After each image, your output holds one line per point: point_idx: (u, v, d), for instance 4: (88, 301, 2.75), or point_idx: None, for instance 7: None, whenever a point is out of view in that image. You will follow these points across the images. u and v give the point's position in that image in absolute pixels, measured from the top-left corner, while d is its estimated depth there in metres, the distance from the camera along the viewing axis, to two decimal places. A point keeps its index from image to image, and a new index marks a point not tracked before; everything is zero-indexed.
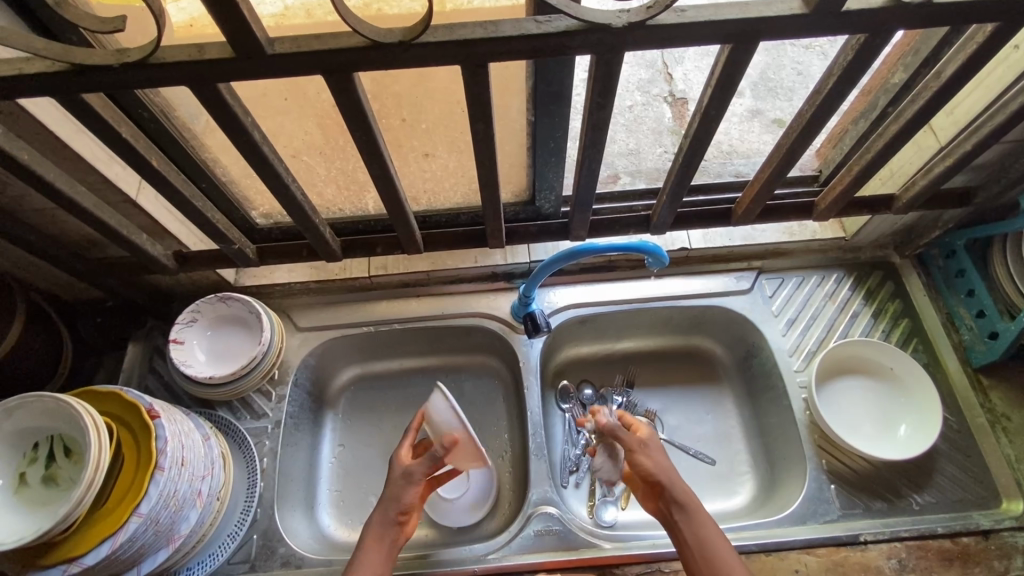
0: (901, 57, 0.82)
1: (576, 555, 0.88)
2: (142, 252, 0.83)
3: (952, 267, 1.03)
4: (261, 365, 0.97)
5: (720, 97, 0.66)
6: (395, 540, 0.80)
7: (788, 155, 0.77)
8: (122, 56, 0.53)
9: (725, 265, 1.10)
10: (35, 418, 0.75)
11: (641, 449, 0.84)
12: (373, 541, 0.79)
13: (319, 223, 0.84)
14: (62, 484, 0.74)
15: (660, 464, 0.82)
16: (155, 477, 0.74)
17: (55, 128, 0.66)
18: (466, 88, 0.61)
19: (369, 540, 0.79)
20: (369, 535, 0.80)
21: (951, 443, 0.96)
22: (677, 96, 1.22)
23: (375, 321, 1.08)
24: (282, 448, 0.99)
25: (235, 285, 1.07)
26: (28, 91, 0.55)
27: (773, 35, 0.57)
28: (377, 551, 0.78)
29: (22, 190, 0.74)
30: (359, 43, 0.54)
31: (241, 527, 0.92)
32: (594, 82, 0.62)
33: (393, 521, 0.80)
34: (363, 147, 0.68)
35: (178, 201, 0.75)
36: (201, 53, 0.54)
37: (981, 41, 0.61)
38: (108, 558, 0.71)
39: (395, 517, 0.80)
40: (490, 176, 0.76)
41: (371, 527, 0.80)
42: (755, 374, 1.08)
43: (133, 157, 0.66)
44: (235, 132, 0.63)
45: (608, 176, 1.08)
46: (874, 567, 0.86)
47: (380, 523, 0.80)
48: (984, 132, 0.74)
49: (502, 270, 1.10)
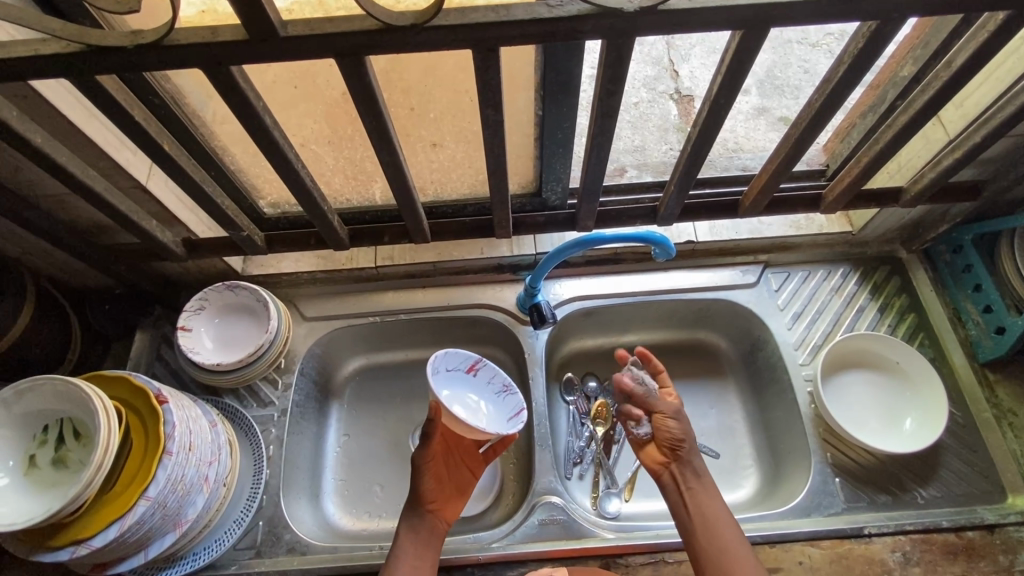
0: (910, 50, 0.82)
1: (581, 544, 0.88)
2: (151, 237, 0.83)
3: (959, 262, 1.02)
4: (268, 353, 0.98)
5: (729, 85, 0.66)
6: (428, 527, 0.83)
7: (796, 146, 0.77)
8: (137, 38, 0.54)
9: (731, 259, 1.10)
10: (45, 400, 0.76)
11: (676, 414, 0.86)
12: (406, 533, 0.82)
13: (327, 211, 0.84)
14: (72, 466, 0.75)
15: (687, 434, 0.85)
16: (163, 461, 0.75)
17: (67, 111, 0.67)
18: (477, 73, 0.61)
19: (403, 532, 0.83)
20: (402, 528, 0.83)
21: (957, 437, 0.96)
22: (684, 93, 1.22)
23: (381, 312, 1.08)
24: (288, 436, 0.99)
25: (242, 274, 1.08)
26: (43, 72, 0.56)
27: (784, 22, 0.58)
28: (409, 541, 0.81)
29: (34, 175, 0.75)
30: (373, 26, 0.54)
31: (247, 513, 0.92)
32: (604, 68, 0.62)
33: (419, 513, 0.84)
34: (372, 133, 0.69)
35: (188, 186, 0.76)
36: (215, 34, 0.54)
37: (992, 30, 0.61)
38: (117, 540, 0.72)
39: (420, 509, 0.84)
40: (498, 164, 0.76)
41: (404, 520, 0.84)
42: (760, 367, 1.08)
43: (145, 141, 0.67)
44: (247, 116, 0.64)
45: (615, 169, 1.09)
46: (879, 559, 0.86)
47: (410, 517, 0.84)
48: (992, 123, 0.74)
49: (508, 262, 1.09)
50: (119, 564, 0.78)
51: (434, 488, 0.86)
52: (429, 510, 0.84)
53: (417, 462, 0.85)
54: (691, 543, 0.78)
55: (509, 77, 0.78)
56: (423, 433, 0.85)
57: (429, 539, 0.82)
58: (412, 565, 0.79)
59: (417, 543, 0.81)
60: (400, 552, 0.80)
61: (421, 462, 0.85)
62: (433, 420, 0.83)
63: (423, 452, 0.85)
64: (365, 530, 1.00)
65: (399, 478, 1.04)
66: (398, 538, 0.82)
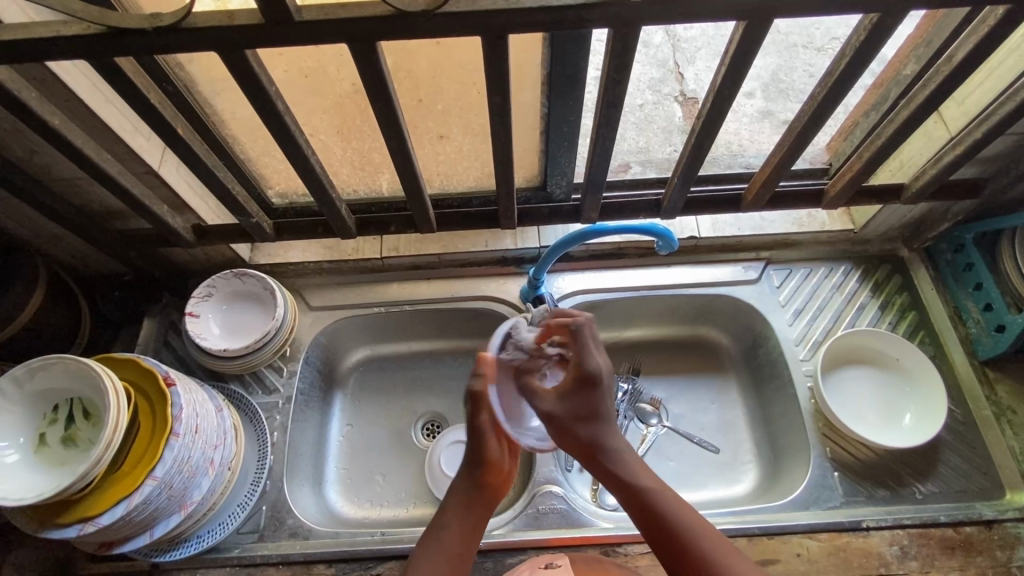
0: (913, 49, 0.83)
1: (580, 533, 0.90)
2: (163, 223, 0.85)
3: (960, 260, 1.03)
4: (274, 340, 0.99)
5: (731, 77, 0.68)
6: (481, 505, 0.75)
7: (798, 139, 0.78)
8: (156, 21, 0.55)
9: (734, 255, 1.11)
10: (56, 378, 0.77)
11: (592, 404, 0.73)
12: (456, 511, 0.74)
13: (336, 199, 0.86)
14: (81, 444, 0.77)
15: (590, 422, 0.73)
16: (170, 443, 0.76)
17: (83, 94, 0.68)
18: (486, 59, 0.63)
19: (451, 509, 0.75)
20: (454, 506, 0.75)
21: (956, 434, 0.97)
22: (688, 95, 1.23)
23: (386, 303, 1.09)
24: (292, 423, 1.00)
25: (250, 264, 1.10)
26: (64, 53, 0.57)
27: (786, 13, 0.59)
28: (455, 522, 0.73)
29: (49, 156, 0.76)
30: (384, 11, 0.56)
31: (252, 497, 0.93)
32: (610, 57, 0.64)
33: (479, 483, 0.76)
34: (382, 120, 0.70)
35: (200, 172, 0.77)
36: (232, 19, 0.56)
37: (992, 25, 0.63)
38: (124, 518, 0.73)
39: (480, 480, 0.77)
40: (504, 153, 0.77)
41: (456, 496, 0.76)
42: (761, 363, 1.09)
43: (160, 125, 0.68)
44: (259, 100, 0.65)
45: (619, 165, 1.10)
46: (876, 553, 0.86)
47: (466, 489, 0.76)
48: (992, 121, 0.75)
49: (512, 254, 1.11)
50: (124, 544, 0.79)
51: (493, 457, 0.77)
52: (488, 484, 0.77)
53: (475, 425, 0.76)
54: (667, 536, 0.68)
55: (516, 72, 0.80)
56: (473, 391, 0.74)
57: (479, 523, 0.74)
58: (457, 550, 0.71)
59: (467, 525, 0.73)
60: (444, 537, 0.71)
61: (483, 425, 0.76)
62: (482, 375, 0.73)
63: (484, 415, 0.75)
64: (367, 519, 1.01)
65: (401, 468, 1.05)
66: (440, 519, 0.74)
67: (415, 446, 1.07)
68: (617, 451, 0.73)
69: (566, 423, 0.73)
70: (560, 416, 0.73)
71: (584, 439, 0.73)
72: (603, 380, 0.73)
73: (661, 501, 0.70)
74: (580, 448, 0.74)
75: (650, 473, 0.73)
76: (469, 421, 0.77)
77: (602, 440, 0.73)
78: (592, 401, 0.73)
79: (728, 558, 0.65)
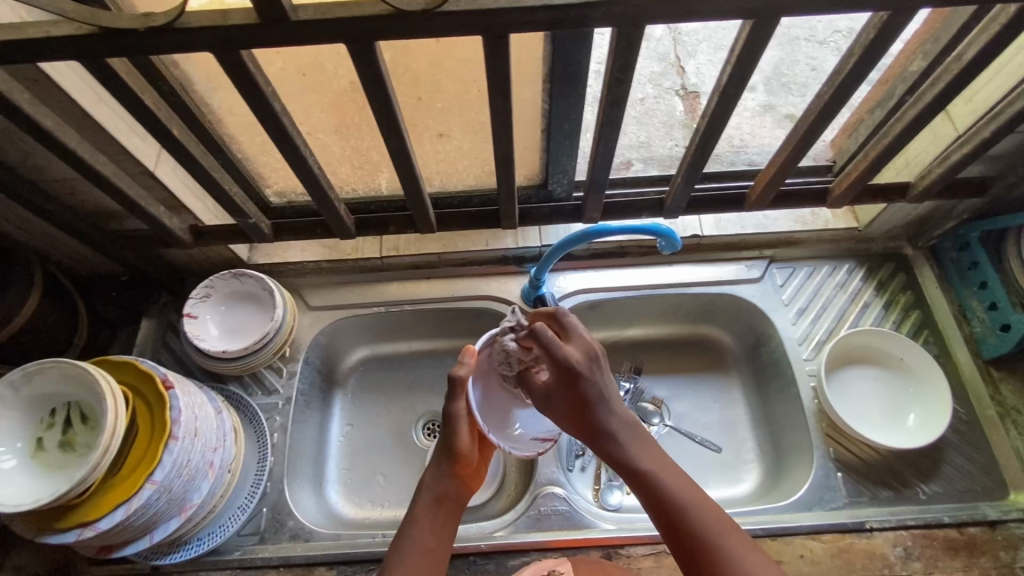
0: (920, 44, 0.81)
1: (583, 534, 0.89)
2: (159, 224, 0.84)
3: (965, 259, 1.02)
4: (273, 342, 0.98)
5: (738, 76, 0.66)
6: (453, 501, 0.71)
7: (804, 139, 0.77)
8: (148, 21, 0.54)
9: (737, 253, 1.10)
10: (53, 383, 0.76)
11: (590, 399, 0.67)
12: (428, 507, 0.70)
13: (335, 200, 0.85)
14: (80, 449, 0.76)
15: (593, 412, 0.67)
16: (169, 447, 0.75)
17: (77, 95, 0.67)
18: (487, 61, 0.62)
19: (421, 504, 0.70)
20: (421, 503, 0.70)
21: (960, 433, 0.96)
22: (689, 89, 1.20)
23: (385, 303, 1.08)
24: (292, 424, 1.00)
25: (249, 263, 1.09)
26: (56, 54, 0.56)
27: (795, 11, 0.58)
28: (427, 520, 0.69)
29: (43, 157, 0.75)
30: (383, 11, 0.55)
31: (252, 500, 0.93)
32: (614, 56, 0.63)
33: (451, 476, 0.71)
34: (380, 119, 0.69)
35: (196, 173, 0.76)
36: (226, 19, 0.55)
37: (1003, 22, 0.61)
38: (123, 523, 0.72)
39: (451, 471, 0.72)
40: (505, 153, 0.76)
41: (426, 491, 0.71)
42: (764, 362, 1.08)
43: (155, 126, 0.67)
44: (256, 101, 0.64)
45: (620, 163, 1.09)
46: (880, 554, 0.86)
47: (436, 483, 0.71)
48: (1003, 118, 0.74)
49: (513, 254, 1.10)
50: (124, 548, 0.79)
51: (464, 448, 0.72)
52: (459, 475, 0.72)
53: (450, 411, 0.72)
54: (668, 514, 0.64)
55: (518, 71, 0.78)
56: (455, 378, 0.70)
57: (451, 519, 0.70)
58: (429, 549, 0.67)
59: (439, 522, 0.69)
60: (415, 537, 0.68)
61: (459, 412, 0.72)
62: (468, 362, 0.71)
63: (461, 401, 0.72)
64: (368, 519, 1.00)
65: (401, 469, 1.04)
66: (412, 516, 0.70)
67: (415, 446, 1.06)
68: (618, 431, 0.68)
69: (562, 409, 0.69)
70: (553, 404, 0.69)
71: (584, 423, 0.68)
72: (583, 369, 0.66)
73: (664, 485, 0.65)
74: (581, 430, 0.69)
75: (654, 452, 0.68)
76: (444, 407, 0.73)
77: (604, 422, 0.67)
78: (584, 395, 0.67)
79: (725, 542, 0.62)
